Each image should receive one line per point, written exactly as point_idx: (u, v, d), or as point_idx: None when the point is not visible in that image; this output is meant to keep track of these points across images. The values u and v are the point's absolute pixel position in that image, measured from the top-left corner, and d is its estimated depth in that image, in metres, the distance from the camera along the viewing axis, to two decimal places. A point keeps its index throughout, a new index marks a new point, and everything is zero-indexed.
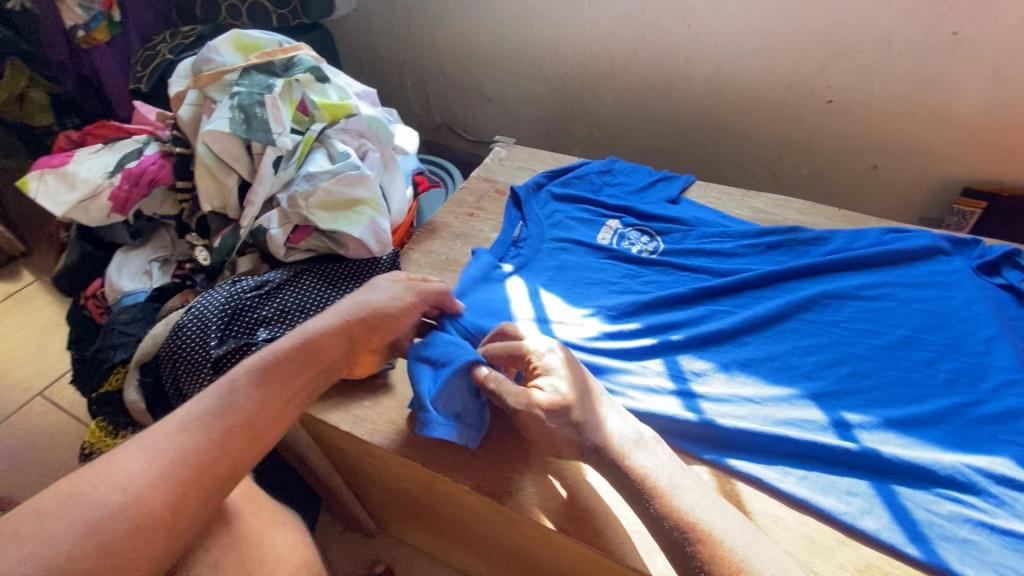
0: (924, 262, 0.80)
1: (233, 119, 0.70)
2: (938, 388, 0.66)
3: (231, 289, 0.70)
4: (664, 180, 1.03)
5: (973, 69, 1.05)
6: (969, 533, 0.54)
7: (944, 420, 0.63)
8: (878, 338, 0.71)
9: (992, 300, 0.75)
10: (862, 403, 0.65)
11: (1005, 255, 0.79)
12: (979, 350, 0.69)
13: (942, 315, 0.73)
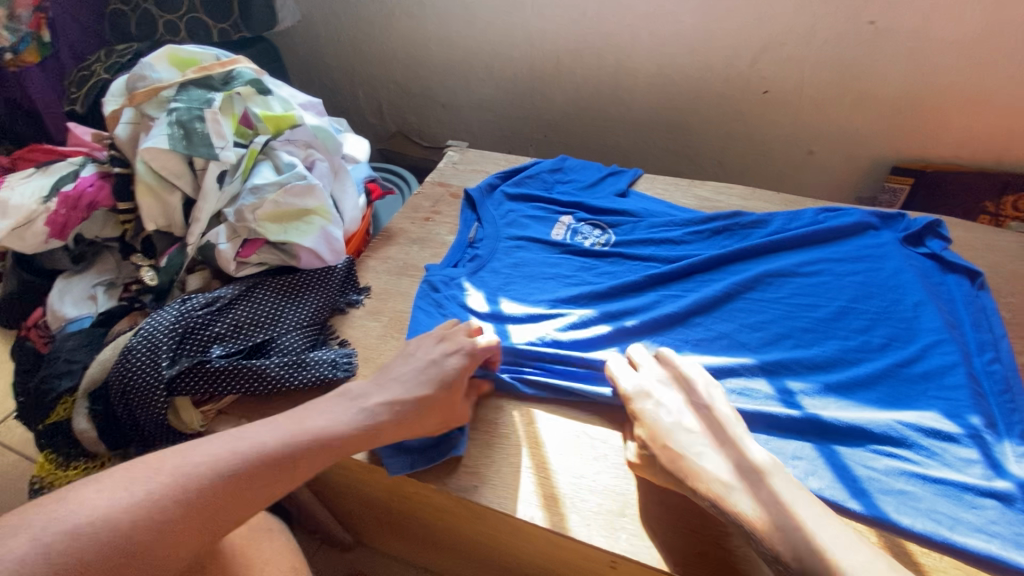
0: (856, 238, 0.86)
1: (172, 135, 0.69)
2: (873, 355, 0.70)
3: (180, 308, 0.68)
4: (614, 174, 1.06)
5: (891, 55, 1.12)
6: (904, 484, 0.58)
7: (880, 383, 0.67)
8: (818, 311, 0.75)
9: (918, 268, 0.80)
10: (805, 373, 0.69)
11: (928, 226, 0.85)
12: (908, 315, 0.74)
13: (874, 286, 0.78)
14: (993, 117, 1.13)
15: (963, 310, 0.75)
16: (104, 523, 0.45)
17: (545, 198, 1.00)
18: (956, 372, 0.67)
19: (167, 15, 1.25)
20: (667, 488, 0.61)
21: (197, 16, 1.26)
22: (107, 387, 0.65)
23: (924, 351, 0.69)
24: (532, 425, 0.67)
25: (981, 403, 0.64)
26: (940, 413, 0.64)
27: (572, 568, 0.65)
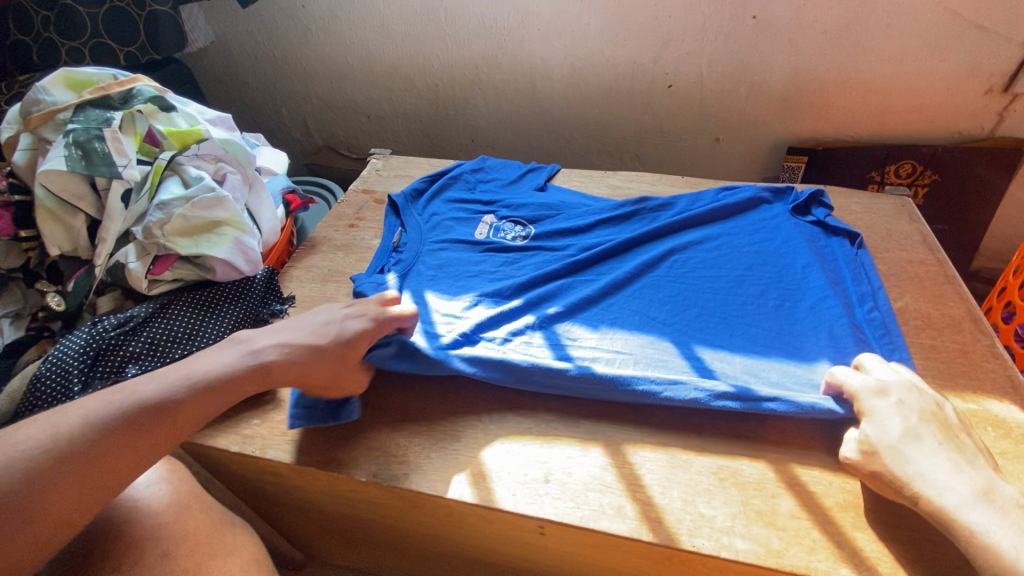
0: (750, 212, 0.93)
1: (69, 156, 0.68)
2: (770, 314, 0.77)
3: (91, 330, 0.67)
4: (532, 171, 1.10)
5: (774, 46, 1.23)
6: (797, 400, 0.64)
7: (775, 338, 0.73)
8: (721, 281, 0.81)
9: (806, 234, 0.88)
10: (710, 338, 0.74)
11: (813, 196, 0.92)
12: (799, 276, 0.81)
13: (768, 254, 0.85)
14: (867, 96, 1.26)
15: (846, 265, 0.83)
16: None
17: (467, 199, 1.02)
18: (840, 320, 0.73)
19: (70, 42, 1.20)
20: (587, 452, 0.64)
21: (102, 41, 1.22)
22: (16, 419, 0.63)
23: (814, 306, 0.76)
24: (457, 411, 0.70)
25: (864, 345, 0.71)
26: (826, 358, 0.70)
27: (509, 542, 0.67)
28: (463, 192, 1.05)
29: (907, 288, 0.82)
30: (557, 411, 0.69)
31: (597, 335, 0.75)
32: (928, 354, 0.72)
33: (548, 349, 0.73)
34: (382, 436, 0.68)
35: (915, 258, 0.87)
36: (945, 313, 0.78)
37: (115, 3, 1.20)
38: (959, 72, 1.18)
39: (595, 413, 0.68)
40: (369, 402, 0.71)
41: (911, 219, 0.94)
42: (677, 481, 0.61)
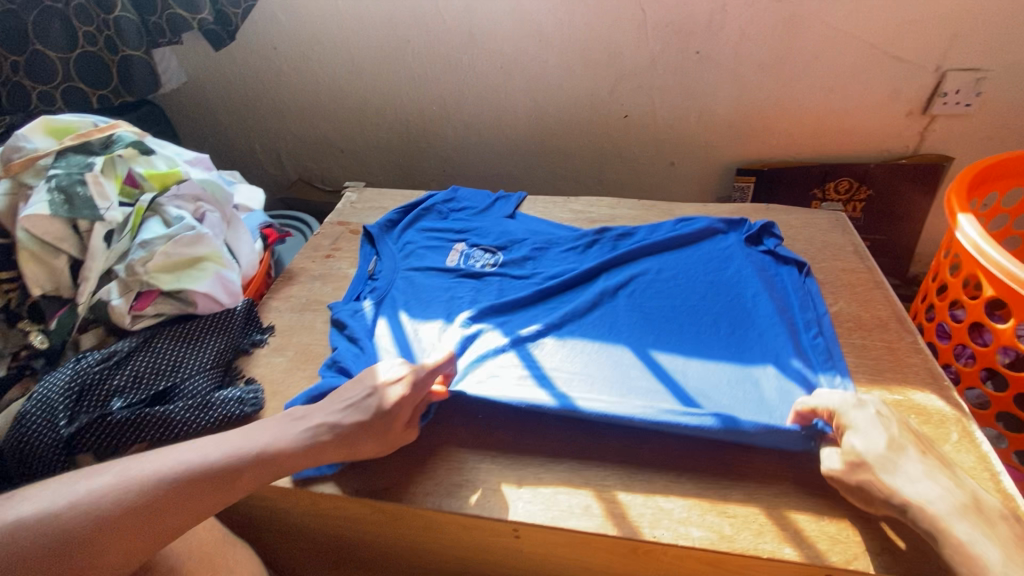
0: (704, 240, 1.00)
1: (52, 201, 0.71)
2: (722, 328, 0.82)
3: (75, 366, 0.69)
4: (502, 198, 1.16)
5: (718, 78, 1.34)
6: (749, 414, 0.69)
7: (726, 344, 0.80)
8: (675, 296, 0.89)
9: (756, 259, 0.94)
10: (667, 347, 0.80)
11: (764, 228, 0.98)
12: (747, 294, 0.87)
13: (720, 275, 0.91)
14: (805, 121, 1.37)
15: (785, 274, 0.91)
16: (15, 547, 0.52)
17: (440, 228, 1.08)
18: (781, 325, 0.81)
19: (41, 86, 1.23)
20: (556, 457, 0.69)
21: (74, 85, 1.26)
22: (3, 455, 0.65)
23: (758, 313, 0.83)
24: (435, 426, 0.74)
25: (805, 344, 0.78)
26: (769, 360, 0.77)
27: (487, 549, 0.71)
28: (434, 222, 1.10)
29: (841, 294, 0.90)
30: (528, 420, 0.74)
31: (565, 354, 0.79)
32: (859, 352, 0.80)
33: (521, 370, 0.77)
34: None
35: (849, 266, 0.95)
36: (874, 314, 0.86)
37: (85, 48, 1.25)
38: (882, 97, 1.30)
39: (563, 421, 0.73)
40: None
41: (844, 231, 1.03)
42: (639, 478, 0.66)
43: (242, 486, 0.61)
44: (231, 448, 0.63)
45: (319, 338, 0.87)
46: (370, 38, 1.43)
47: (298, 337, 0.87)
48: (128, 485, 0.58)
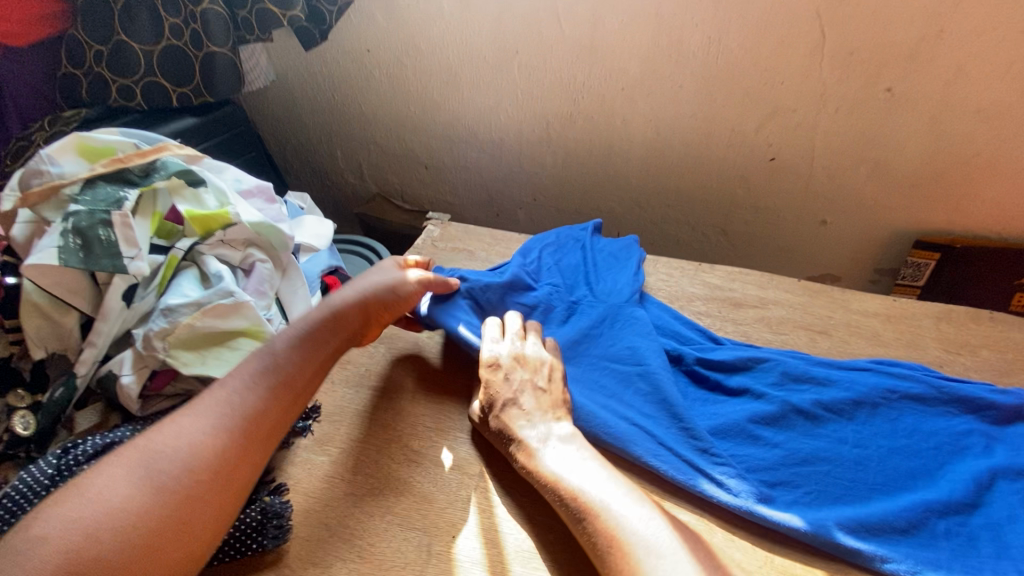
0: (933, 409, 0.63)
1: (65, 246, 0.55)
2: (957, 531, 0.53)
3: (59, 459, 0.53)
4: (618, 257, 0.90)
5: (911, 124, 1.03)
6: (951, 550, 0.52)
7: (946, 538, 0.53)
8: (861, 440, 0.61)
9: (1012, 455, 0.58)
10: (869, 527, 0.53)
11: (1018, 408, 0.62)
12: (981, 498, 0.55)
13: (927, 457, 0.59)
14: None
15: (1007, 433, 0.61)
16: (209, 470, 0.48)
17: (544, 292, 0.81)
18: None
19: (121, 79, 1.14)
20: None
21: (155, 80, 1.16)
22: None
23: (979, 487, 0.55)
24: None
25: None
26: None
27: None
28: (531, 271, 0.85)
29: None
30: None
31: (738, 488, 0.57)
32: None
33: (679, 458, 0.60)
34: None
35: None
36: None
37: (171, 40, 1.14)
38: None
39: None
40: None
41: None
42: None
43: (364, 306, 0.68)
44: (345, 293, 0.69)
45: (371, 433, 0.67)
46: (473, 45, 1.24)
47: (350, 428, 0.68)
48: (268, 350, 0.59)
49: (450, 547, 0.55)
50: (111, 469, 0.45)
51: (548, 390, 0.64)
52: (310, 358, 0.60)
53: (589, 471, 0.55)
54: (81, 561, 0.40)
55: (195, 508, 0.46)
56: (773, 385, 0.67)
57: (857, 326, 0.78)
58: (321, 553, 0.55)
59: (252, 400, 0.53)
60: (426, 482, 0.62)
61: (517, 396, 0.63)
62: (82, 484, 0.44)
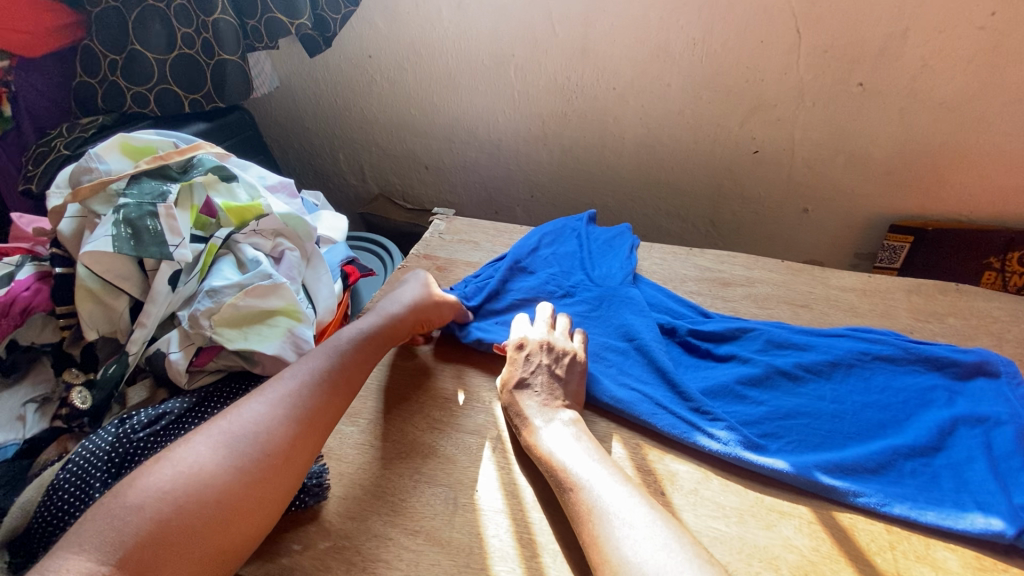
0: (903, 368, 0.70)
1: (118, 235, 0.61)
2: (922, 472, 0.60)
3: (119, 428, 0.58)
4: (611, 242, 0.97)
5: (883, 116, 1.11)
6: (914, 487, 0.59)
7: (911, 476, 0.60)
8: (837, 396, 0.68)
9: (973, 404, 0.65)
10: (842, 468, 0.60)
11: (978, 364, 0.68)
12: (942, 442, 0.62)
13: (896, 409, 0.66)
14: (990, 173, 1.11)
15: (970, 387, 0.67)
16: (279, 439, 0.54)
17: (544, 278, 0.88)
18: (982, 458, 0.59)
19: (135, 87, 1.18)
20: None
21: (168, 87, 1.21)
22: (29, 535, 0.54)
23: (941, 432, 0.62)
24: (536, 560, 0.56)
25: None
26: (975, 506, 0.56)
27: None
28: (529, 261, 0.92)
29: None
30: None
31: (726, 439, 0.63)
32: None
33: (674, 415, 0.66)
34: None
35: None
36: None
37: (183, 50, 1.19)
38: None
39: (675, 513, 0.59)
40: (428, 532, 0.58)
41: None
42: None
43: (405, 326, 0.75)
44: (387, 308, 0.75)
45: (397, 405, 0.73)
46: (471, 49, 1.31)
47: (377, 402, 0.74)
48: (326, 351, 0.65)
49: (474, 499, 0.61)
50: (198, 445, 0.51)
51: (564, 378, 0.69)
52: (360, 362, 0.66)
53: (578, 451, 0.60)
54: (179, 518, 0.46)
55: (268, 486, 0.52)
56: (758, 351, 0.74)
57: (836, 299, 0.86)
58: (356, 509, 0.61)
59: (314, 395, 0.59)
60: (448, 445, 0.67)
61: (534, 379, 0.69)
62: (172, 457, 0.50)
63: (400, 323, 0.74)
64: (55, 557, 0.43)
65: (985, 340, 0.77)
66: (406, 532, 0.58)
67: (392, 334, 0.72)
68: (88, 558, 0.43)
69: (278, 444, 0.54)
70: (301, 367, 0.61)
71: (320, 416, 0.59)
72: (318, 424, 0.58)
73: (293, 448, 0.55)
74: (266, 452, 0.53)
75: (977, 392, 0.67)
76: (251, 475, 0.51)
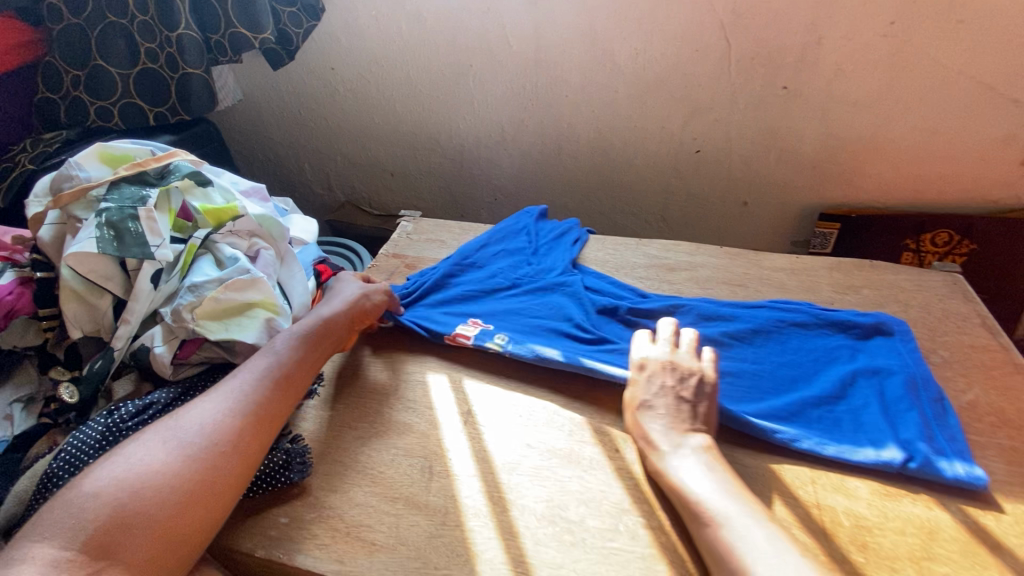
0: (815, 332, 0.80)
1: (101, 237, 0.65)
2: (824, 416, 0.69)
3: (108, 419, 0.62)
4: (558, 237, 1.04)
5: (806, 115, 1.23)
6: (817, 429, 0.68)
7: (816, 419, 0.69)
8: (755, 359, 0.77)
9: (870, 358, 0.75)
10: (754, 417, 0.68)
11: (875, 325, 0.78)
12: (842, 390, 0.71)
13: (805, 365, 0.76)
14: (901, 164, 1.24)
15: (870, 344, 0.78)
16: (233, 435, 0.57)
17: (492, 272, 0.95)
18: (875, 403, 0.69)
19: (99, 102, 1.20)
20: (648, 570, 0.56)
21: (132, 101, 1.23)
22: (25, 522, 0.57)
23: (841, 383, 0.72)
24: (507, 514, 0.62)
25: (922, 428, 0.65)
26: (867, 442, 0.65)
27: None
28: (477, 257, 0.99)
29: (976, 378, 0.76)
30: (613, 515, 0.61)
31: None
32: (1009, 457, 0.65)
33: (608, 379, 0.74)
34: (420, 539, 0.60)
35: (977, 343, 0.81)
36: (1020, 408, 0.71)
37: (146, 64, 1.22)
38: (995, 143, 1.17)
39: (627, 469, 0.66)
40: (407, 499, 0.64)
41: (966, 299, 0.89)
42: None
43: (347, 321, 0.77)
44: (329, 304, 0.77)
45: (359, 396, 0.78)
46: (430, 61, 1.38)
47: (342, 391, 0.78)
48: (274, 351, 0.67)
49: (448, 467, 0.67)
50: (146, 443, 0.54)
51: (691, 400, 0.67)
52: (309, 357, 0.69)
53: (713, 484, 0.58)
54: (137, 505, 0.49)
55: (225, 477, 0.55)
56: (690, 324, 0.83)
57: (768, 278, 0.95)
58: (339, 482, 0.66)
59: (258, 392, 0.62)
60: (423, 421, 0.73)
61: (658, 400, 0.67)
62: (124, 454, 0.53)
63: (345, 317, 0.76)
64: (20, 550, 0.46)
65: (893, 307, 0.88)
66: (385, 499, 0.64)
67: (337, 328, 0.75)
68: (51, 549, 0.46)
69: (233, 440, 0.57)
70: (251, 367, 0.64)
71: (269, 413, 0.61)
72: (270, 421, 0.61)
73: (242, 440, 0.58)
74: (221, 446, 0.56)
75: (876, 348, 0.77)
76: (199, 465, 0.54)
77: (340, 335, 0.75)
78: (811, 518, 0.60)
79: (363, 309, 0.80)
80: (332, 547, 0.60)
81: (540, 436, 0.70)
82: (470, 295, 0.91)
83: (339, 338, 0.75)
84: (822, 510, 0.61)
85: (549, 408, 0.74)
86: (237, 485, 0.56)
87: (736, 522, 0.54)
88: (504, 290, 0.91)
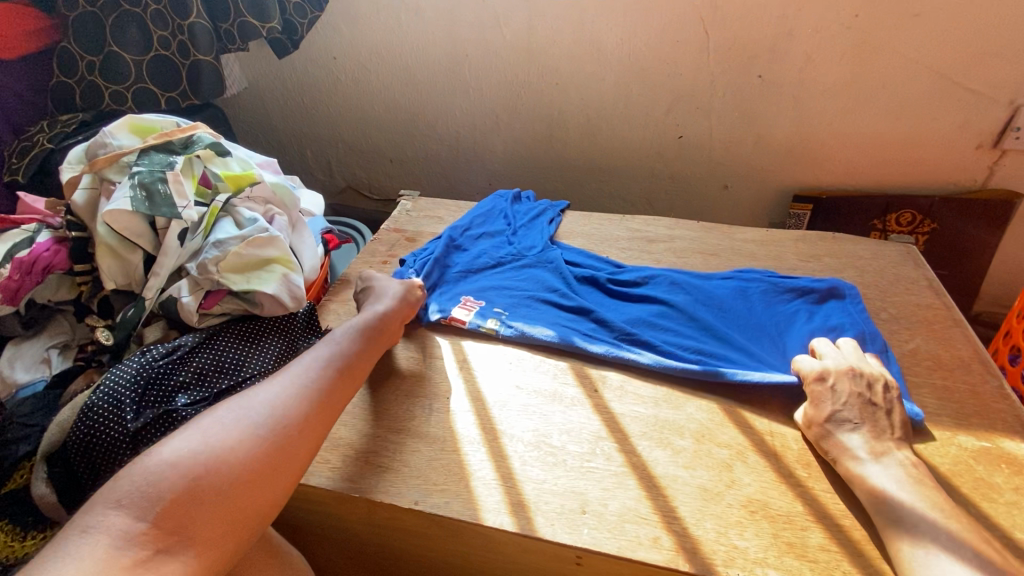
0: (778, 296, 0.88)
1: (134, 197, 0.72)
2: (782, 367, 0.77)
3: (140, 359, 0.69)
4: (534, 216, 1.12)
5: (779, 103, 1.32)
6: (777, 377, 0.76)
7: (773, 369, 0.77)
8: (721, 320, 0.85)
9: (826, 319, 0.83)
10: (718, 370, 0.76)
11: (830, 290, 0.87)
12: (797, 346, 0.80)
13: (767, 325, 0.84)
14: (868, 148, 1.33)
15: (826, 306, 0.86)
16: (300, 417, 0.59)
17: (477, 253, 1.01)
18: None
19: (113, 86, 1.26)
20: (621, 484, 0.64)
21: (146, 86, 1.29)
22: (66, 447, 0.64)
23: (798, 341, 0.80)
24: (498, 442, 0.70)
25: None
26: None
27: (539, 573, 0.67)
28: (461, 240, 1.05)
29: (918, 330, 0.84)
30: (590, 442, 0.69)
31: (629, 360, 0.79)
32: (941, 394, 0.74)
33: (589, 346, 0.81)
34: (420, 461, 0.68)
35: (922, 302, 0.90)
36: (954, 354, 0.80)
37: (159, 51, 1.28)
38: (952, 129, 1.26)
39: (604, 406, 0.74)
40: (409, 430, 0.72)
41: (916, 266, 0.98)
42: (708, 514, 0.61)
43: (394, 322, 0.80)
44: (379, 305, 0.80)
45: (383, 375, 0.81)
46: (428, 51, 1.45)
47: (365, 373, 0.81)
48: (333, 344, 0.70)
49: (445, 405, 0.75)
50: (219, 418, 0.56)
51: (880, 408, 0.66)
52: (363, 353, 0.72)
53: (892, 477, 0.59)
54: (211, 475, 0.51)
55: (291, 456, 0.57)
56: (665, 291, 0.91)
57: (740, 249, 1.04)
58: (348, 416, 0.74)
59: (321, 381, 0.64)
60: (424, 368, 0.81)
61: (849, 410, 0.66)
62: (197, 427, 0.55)
63: (391, 318, 0.79)
64: (96, 513, 0.47)
65: (851, 272, 0.97)
66: (391, 431, 0.72)
67: (386, 329, 0.78)
68: (128, 514, 0.47)
69: (297, 422, 0.59)
70: (314, 359, 0.67)
71: (330, 402, 0.63)
72: (331, 409, 0.64)
73: (307, 423, 0.60)
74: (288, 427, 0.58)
75: (832, 311, 0.85)
76: (269, 443, 0.56)
77: (388, 334, 0.78)
78: (763, 443, 0.69)
79: (406, 309, 0.83)
80: (343, 469, 0.67)
81: (528, 379, 0.78)
82: (458, 277, 0.97)
83: (388, 337, 0.78)
84: (774, 436, 0.69)
85: (536, 357, 0.82)
86: (303, 465, 0.58)
87: (908, 507, 0.57)
88: (493, 264, 0.99)
